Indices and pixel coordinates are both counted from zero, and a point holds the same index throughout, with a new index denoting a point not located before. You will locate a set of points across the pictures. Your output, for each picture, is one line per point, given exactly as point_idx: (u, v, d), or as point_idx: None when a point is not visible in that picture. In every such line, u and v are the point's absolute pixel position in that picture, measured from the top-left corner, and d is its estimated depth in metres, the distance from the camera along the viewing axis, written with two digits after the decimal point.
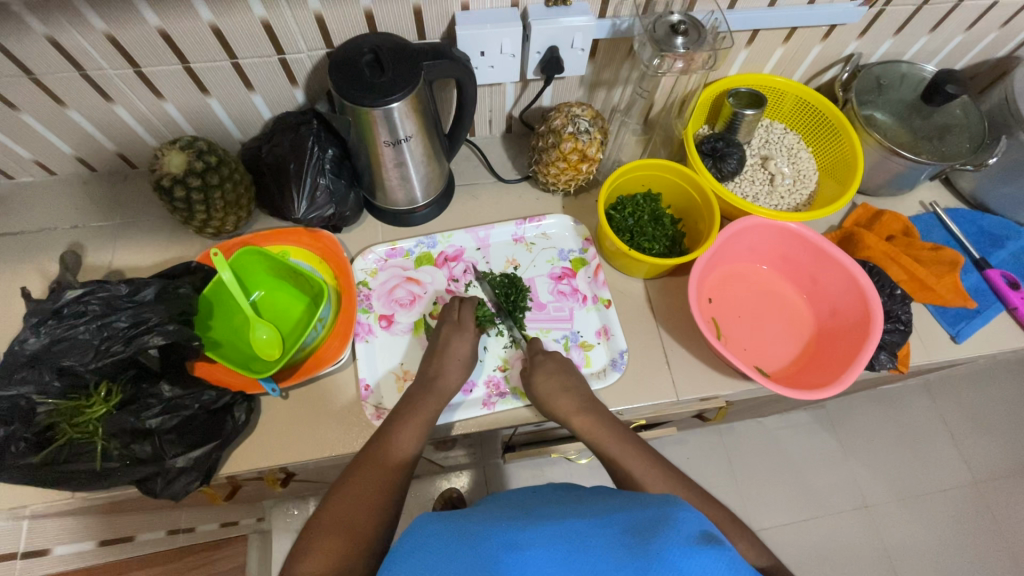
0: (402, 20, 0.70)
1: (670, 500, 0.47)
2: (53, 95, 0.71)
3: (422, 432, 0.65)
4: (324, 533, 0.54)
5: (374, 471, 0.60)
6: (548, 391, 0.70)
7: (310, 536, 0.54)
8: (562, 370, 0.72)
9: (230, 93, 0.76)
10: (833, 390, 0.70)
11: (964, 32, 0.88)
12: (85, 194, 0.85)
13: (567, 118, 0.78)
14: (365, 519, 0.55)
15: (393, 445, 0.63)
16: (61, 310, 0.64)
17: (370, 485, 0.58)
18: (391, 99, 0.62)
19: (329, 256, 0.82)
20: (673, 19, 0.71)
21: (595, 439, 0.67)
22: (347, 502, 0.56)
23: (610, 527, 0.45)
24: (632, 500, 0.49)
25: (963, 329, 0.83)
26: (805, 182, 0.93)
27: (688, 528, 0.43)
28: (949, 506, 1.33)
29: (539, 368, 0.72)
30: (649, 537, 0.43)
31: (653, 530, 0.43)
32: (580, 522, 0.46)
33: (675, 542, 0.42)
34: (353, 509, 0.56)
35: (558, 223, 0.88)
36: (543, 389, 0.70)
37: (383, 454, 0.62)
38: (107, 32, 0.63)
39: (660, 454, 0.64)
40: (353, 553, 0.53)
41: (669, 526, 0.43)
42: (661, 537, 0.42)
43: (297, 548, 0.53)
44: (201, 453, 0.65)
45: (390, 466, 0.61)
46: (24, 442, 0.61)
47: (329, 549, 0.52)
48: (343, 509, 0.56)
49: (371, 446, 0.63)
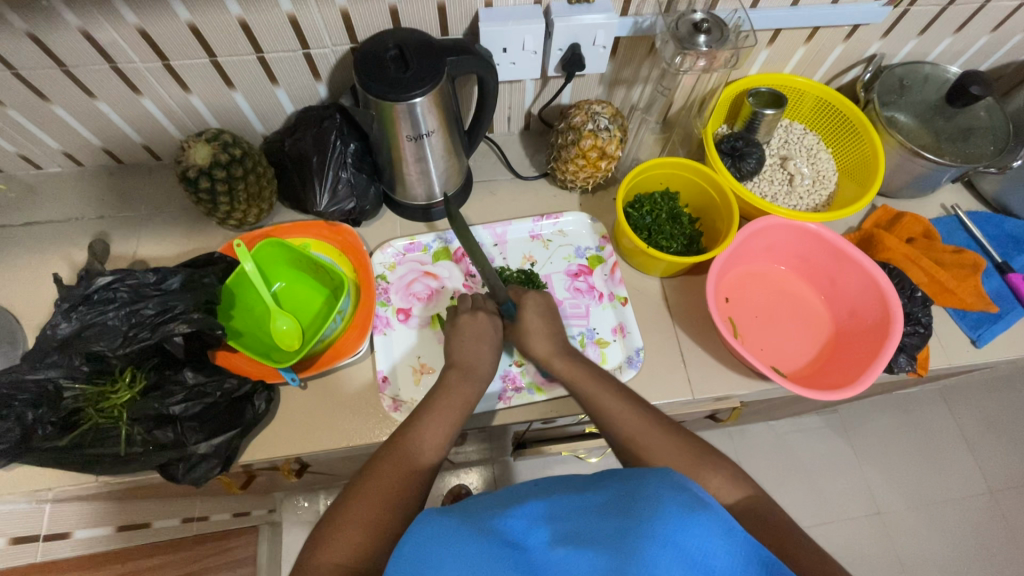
0: (426, 16, 0.71)
1: (664, 478, 0.47)
2: (84, 87, 0.72)
3: (450, 429, 0.65)
4: (344, 525, 0.54)
5: (397, 464, 0.60)
6: (533, 325, 0.72)
7: (329, 526, 0.54)
8: (546, 315, 0.74)
9: (254, 87, 0.77)
10: (851, 391, 0.70)
11: (988, 34, 0.87)
12: (111, 185, 0.87)
13: (587, 115, 0.78)
14: (388, 514, 0.55)
15: (422, 442, 0.62)
16: (91, 296, 0.65)
17: (393, 481, 0.58)
18: (415, 95, 0.63)
19: (348, 249, 0.83)
20: (696, 17, 0.71)
21: (584, 389, 0.67)
22: (370, 497, 0.56)
23: (611, 512, 0.45)
24: (625, 477, 0.49)
25: (984, 333, 0.83)
26: (825, 183, 0.92)
27: (688, 508, 0.43)
28: (964, 515, 1.31)
29: (528, 307, 0.74)
30: (649, 517, 0.43)
31: (651, 509, 0.44)
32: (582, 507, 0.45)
33: (675, 522, 0.42)
34: (377, 506, 0.56)
35: (575, 221, 0.89)
36: (529, 324, 0.72)
37: (410, 451, 0.61)
38: (138, 25, 0.64)
39: (665, 423, 0.63)
40: (374, 549, 0.53)
41: (669, 507, 0.43)
42: (660, 518, 0.42)
43: (316, 535, 0.54)
44: (222, 439, 0.66)
45: (416, 464, 0.60)
46: (51, 427, 0.63)
47: (349, 539, 0.53)
48: (366, 504, 0.56)
49: (397, 440, 0.62)
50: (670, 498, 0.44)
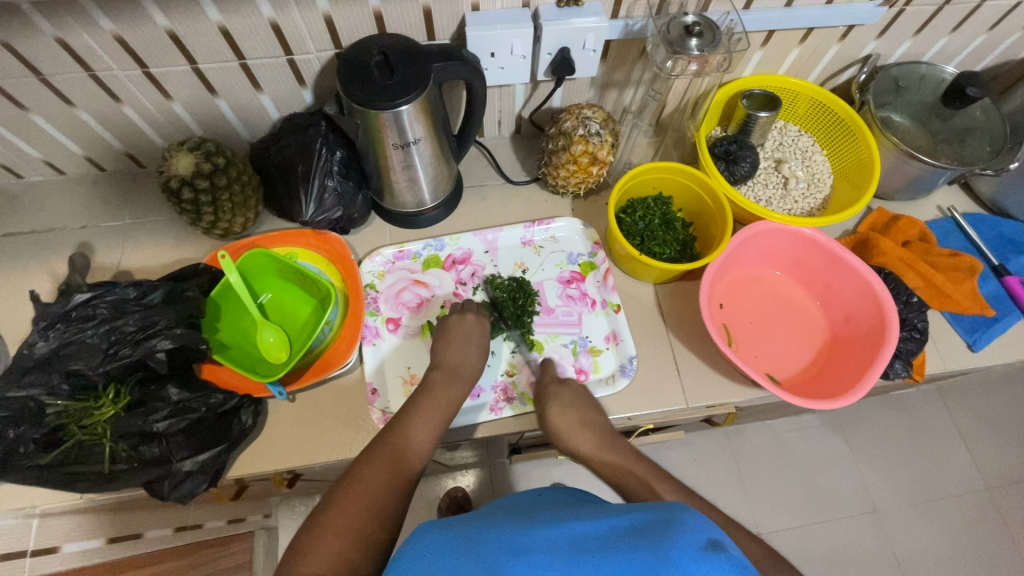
0: (411, 21, 0.69)
1: (674, 502, 0.47)
2: (62, 95, 0.70)
3: (434, 431, 0.65)
4: (325, 532, 0.51)
5: (383, 467, 0.59)
6: (573, 424, 0.68)
7: (310, 535, 0.51)
8: (577, 402, 0.70)
9: (238, 94, 0.75)
10: (846, 399, 0.69)
11: (985, 32, 0.86)
12: (95, 193, 0.85)
13: (577, 120, 0.76)
14: (372, 522, 0.53)
15: (408, 443, 0.62)
16: (69, 314, 0.64)
17: (377, 484, 0.57)
18: (400, 103, 0.61)
19: (336, 257, 0.81)
20: (688, 20, 0.69)
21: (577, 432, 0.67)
22: (354, 501, 0.55)
23: (620, 533, 0.45)
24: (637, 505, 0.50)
25: (980, 337, 0.82)
26: (820, 186, 0.91)
27: (695, 530, 0.43)
28: (960, 512, 1.30)
29: (553, 399, 0.71)
30: (654, 540, 0.43)
31: (661, 531, 0.44)
32: (592, 528, 0.47)
33: (682, 544, 0.42)
34: (361, 511, 0.54)
35: (567, 226, 0.87)
36: (563, 420, 0.68)
37: (396, 451, 0.61)
38: (115, 32, 0.63)
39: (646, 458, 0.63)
40: (358, 555, 0.51)
41: (680, 531, 0.43)
42: (667, 540, 0.43)
43: (295, 546, 0.51)
44: (208, 456, 0.65)
45: (402, 465, 0.60)
46: (33, 444, 0.61)
47: (330, 549, 0.50)
48: (350, 509, 0.54)
49: (382, 442, 0.61)
50: (683, 524, 0.44)
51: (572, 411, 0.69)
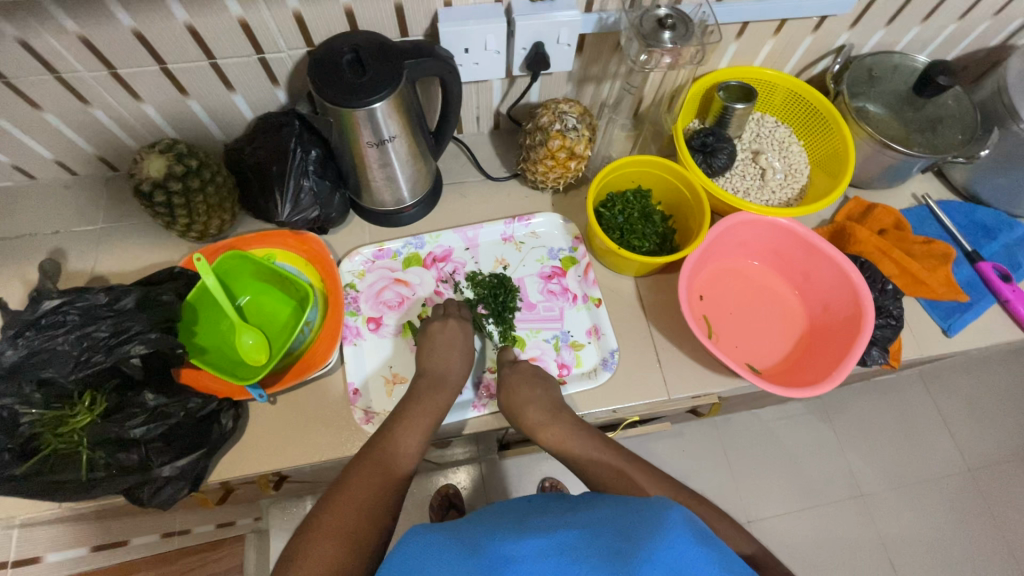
0: (384, 17, 0.69)
1: (655, 500, 0.48)
2: (28, 99, 0.69)
3: (425, 435, 0.65)
4: (318, 537, 0.52)
5: (372, 474, 0.59)
6: (529, 425, 0.69)
7: (304, 540, 0.52)
8: (529, 381, 0.71)
9: (210, 94, 0.74)
10: (824, 386, 0.70)
11: (956, 21, 0.87)
12: (67, 198, 0.84)
13: (554, 115, 0.76)
14: (365, 526, 0.55)
15: (397, 450, 0.62)
16: (38, 321, 0.62)
17: (368, 491, 0.58)
18: (373, 100, 0.61)
19: (315, 258, 0.81)
20: (660, 13, 0.69)
21: (551, 439, 0.69)
22: (345, 505, 0.56)
23: (605, 533, 0.47)
24: (619, 509, 0.50)
25: (955, 322, 0.83)
26: (797, 176, 0.92)
27: (676, 526, 0.45)
28: (943, 494, 1.32)
29: (504, 384, 0.72)
30: (638, 540, 0.44)
31: (646, 528, 0.45)
32: (578, 530, 0.48)
33: (666, 541, 0.43)
34: (353, 516, 0.55)
35: (547, 222, 0.87)
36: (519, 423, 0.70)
37: (386, 459, 0.61)
38: (80, 33, 0.62)
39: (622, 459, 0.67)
40: (351, 558, 0.52)
41: (663, 530, 0.44)
42: (650, 541, 0.44)
43: (292, 551, 0.52)
44: (188, 461, 0.64)
45: (393, 471, 0.61)
46: (8, 453, 0.60)
47: (325, 553, 0.51)
48: (342, 513, 0.55)
49: (371, 451, 0.62)
50: (667, 522, 0.45)
51: (522, 390, 0.70)
